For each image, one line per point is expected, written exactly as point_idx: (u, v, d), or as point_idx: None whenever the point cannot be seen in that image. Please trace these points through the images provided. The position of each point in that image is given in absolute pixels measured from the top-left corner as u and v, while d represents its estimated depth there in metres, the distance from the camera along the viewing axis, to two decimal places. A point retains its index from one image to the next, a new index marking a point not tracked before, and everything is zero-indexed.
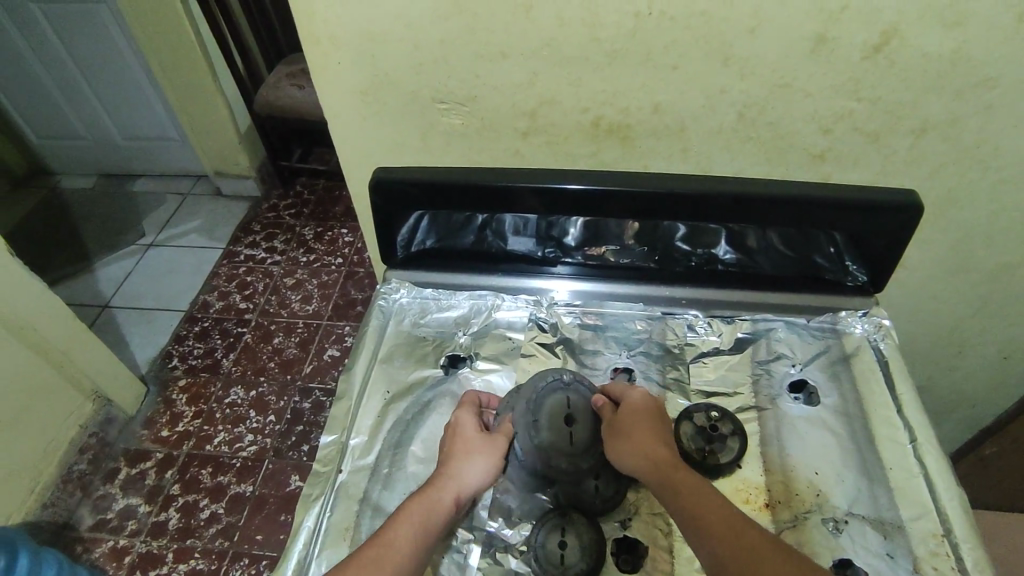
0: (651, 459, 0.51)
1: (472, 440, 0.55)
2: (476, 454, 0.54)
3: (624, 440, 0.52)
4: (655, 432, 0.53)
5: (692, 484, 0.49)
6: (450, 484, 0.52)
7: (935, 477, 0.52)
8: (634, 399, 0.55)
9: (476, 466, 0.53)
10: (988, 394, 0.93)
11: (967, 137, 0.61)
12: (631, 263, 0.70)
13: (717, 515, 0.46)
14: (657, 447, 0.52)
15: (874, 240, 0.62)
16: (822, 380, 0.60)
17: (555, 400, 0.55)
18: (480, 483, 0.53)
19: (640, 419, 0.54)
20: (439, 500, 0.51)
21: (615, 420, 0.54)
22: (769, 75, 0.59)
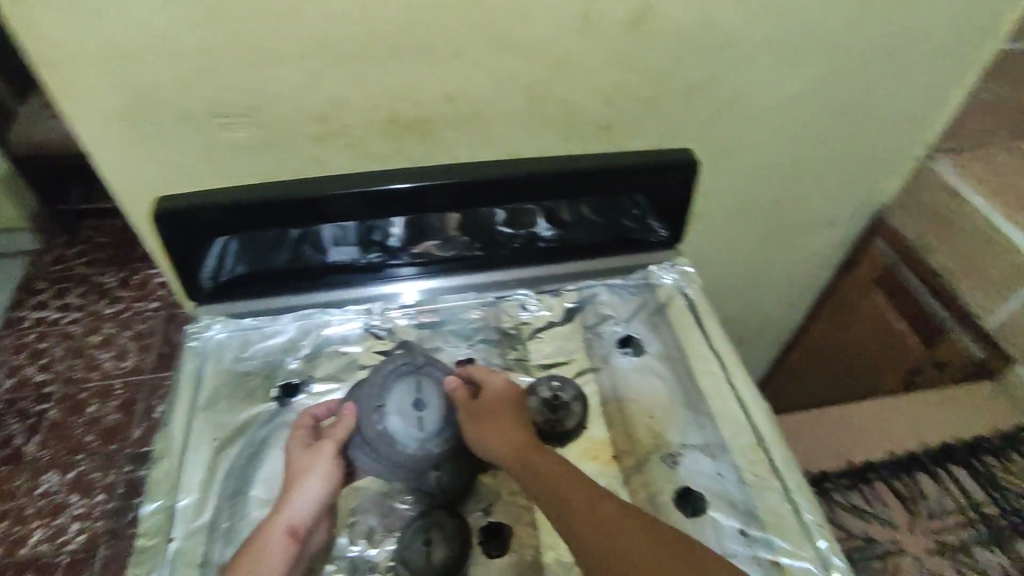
0: (507, 440, 0.52)
1: (299, 467, 0.52)
2: (304, 479, 0.51)
3: (482, 423, 0.53)
4: (512, 415, 0.54)
5: (545, 461, 0.50)
6: (278, 518, 0.49)
7: (744, 396, 0.59)
8: (494, 385, 0.56)
9: (305, 489, 0.51)
10: (784, 316, 1.08)
11: (722, 94, 0.69)
12: (458, 254, 0.69)
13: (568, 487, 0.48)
14: (512, 428, 0.53)
15: (666, 198, 0.68)
16: (644, 332, 0.66)
17: (405, 384, 0.56)
18: (316, 507, 0.51)
19: (498, 404, 0.55)
20: (270, 541, 0.48)
21: (474, 405, 0.55)
22: (548, 55, 0.62)
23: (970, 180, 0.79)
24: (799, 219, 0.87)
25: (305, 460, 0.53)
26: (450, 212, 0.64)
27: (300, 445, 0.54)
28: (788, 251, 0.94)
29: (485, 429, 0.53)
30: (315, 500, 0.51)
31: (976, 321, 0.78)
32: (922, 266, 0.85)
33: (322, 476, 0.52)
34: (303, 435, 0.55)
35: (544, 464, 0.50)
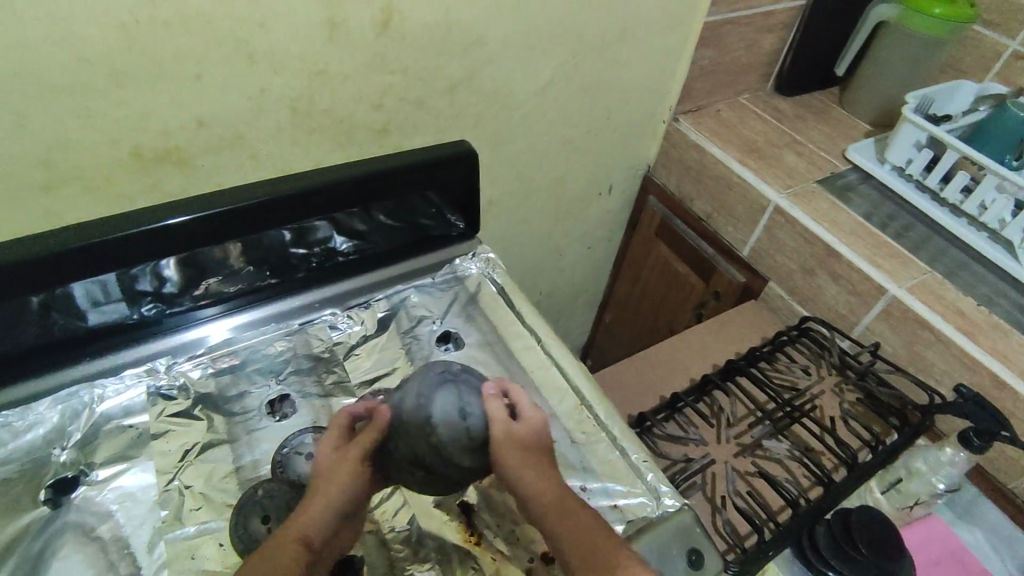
0: (547, 486, 0.49)
1: (338, 463, 0.49)
2: (338, 479, 0.48)
3: (514, 461, 0.49)
4: (541, 456, 0.51)
5: (579, 513, 0.48)
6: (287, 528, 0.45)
7: (562, 363, 0.63)
8: (527, 418, 0.53)
9: (327, 492, 0.47)
10: (591, 279, 1.17)
11: (486, 84, 0.72)
12: (248, 287, 0.65)
13: (596, 532, 0.47)
14: (543, 469, 0.50)
15: (456, 188, 0.70)
16: (461, 324, 0.66)
17: (448, 393, 0.50)
18: (335, 519, 0.47)
19: (531, 438, 0.51)
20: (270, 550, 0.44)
21: (512, 431, 0.51)
22: (302, 66, 0.58)
23: (707, 134, 0.92)
24: (576, 190, 0.96)
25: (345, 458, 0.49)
26: (245, 237, 0.58)
27: (336, 444, 0.51)
28: (579, 220, 1.02)
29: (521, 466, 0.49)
30: (336, 506, 0.47)
31: (734, 250, 0.91)
32: (686, 213, 0.97)
33: (348, 478, 0.48)
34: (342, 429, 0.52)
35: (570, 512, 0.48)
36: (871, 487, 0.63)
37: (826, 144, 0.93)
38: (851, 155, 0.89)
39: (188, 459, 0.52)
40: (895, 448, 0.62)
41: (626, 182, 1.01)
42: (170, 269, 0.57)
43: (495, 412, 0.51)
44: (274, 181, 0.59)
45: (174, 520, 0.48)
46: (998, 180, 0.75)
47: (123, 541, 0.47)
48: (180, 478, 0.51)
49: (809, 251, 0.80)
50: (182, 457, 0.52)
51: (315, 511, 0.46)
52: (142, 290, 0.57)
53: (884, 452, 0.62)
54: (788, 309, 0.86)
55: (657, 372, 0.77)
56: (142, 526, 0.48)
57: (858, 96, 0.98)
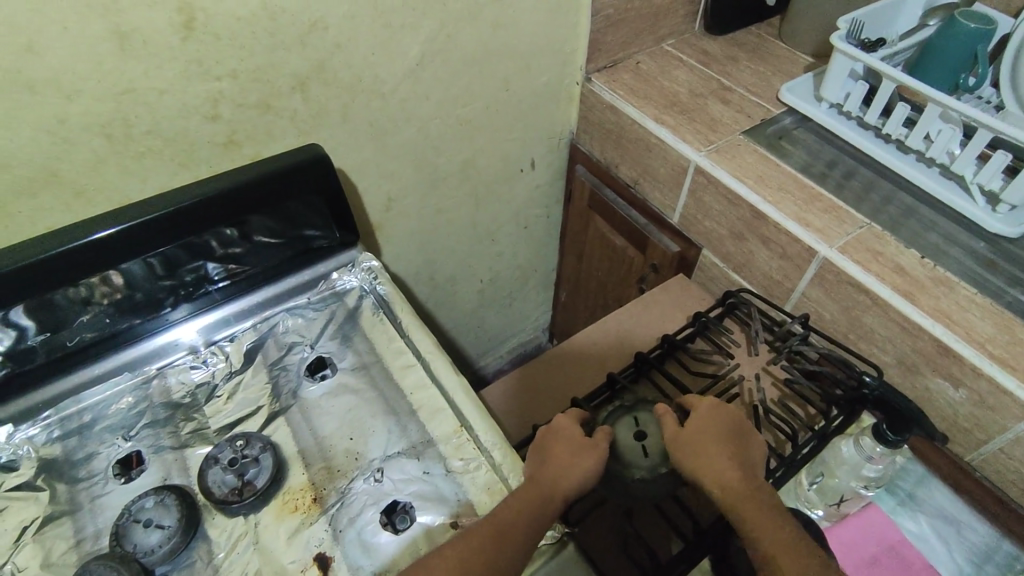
0: (727, 478, 0.49)
1: (573, 431, 0.53)
2: (564, 453, 0.51)
3: (705, 447, 0.50)
4: (732, 442, 0.51)
5: (762, 501, 0.47)
6: (540, 488, 0.48)
7: (443, 381, 0.57)
8: (703, 414, 0.53)
9: (583, 464, 0.50)
10: (537, 258, 1.10)
11: (343, 73, 0.64)
12: (100, 335, 0.59)
13: (767, 526, 0.46)
14: (726, 457, 0.50)
15: (322, 197, 0.64)
16: (335, 348, 0.61)
17: (623, 421, 0.54)
18: (579, 484, 0.49)
19: (716, 427, 0.52)
20: (516, 516, 0.46)
21: (710, 411, 0.53)
22: (101, 87, 0.52)
23: (622, 92, 0.82)
24: (492, 170, 0.88)
25: (576, 434, 0.53)
26: (93, 278, 0.54)
27: (565, 425, 0.54)
28: (504, 201, 0.94)
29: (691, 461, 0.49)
30: (597, 459, 0.50)
31: (665, 218, 0.83)
32: (613, 181, 0.89)
33: (591, 457, 0.50)
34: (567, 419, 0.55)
35: (743, 504, 0.47)
36: (800, 482, 0.64)
37: (758, 86, 0.83)
38: (784, 97, 0.79)
39: (24, 538, 0.48)
40: (825, 433, 0.58)
41: (549, 153, 0.93)
42: (23, 317, 0.52)
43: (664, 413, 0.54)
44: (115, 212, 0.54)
45: None
46: (941, 109, 0.64)
47: None
48: (15, 560, 0.47)
49: (736, 214, 0.72)
50: (18, 537, 0.48)
51: (555, 476, 0.49)
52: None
53: (815, 440, 0.58)
54: (725, 277, 0.78)
55: (573, 367, 0.71)
56: None
57: (796, 26, 0.87)
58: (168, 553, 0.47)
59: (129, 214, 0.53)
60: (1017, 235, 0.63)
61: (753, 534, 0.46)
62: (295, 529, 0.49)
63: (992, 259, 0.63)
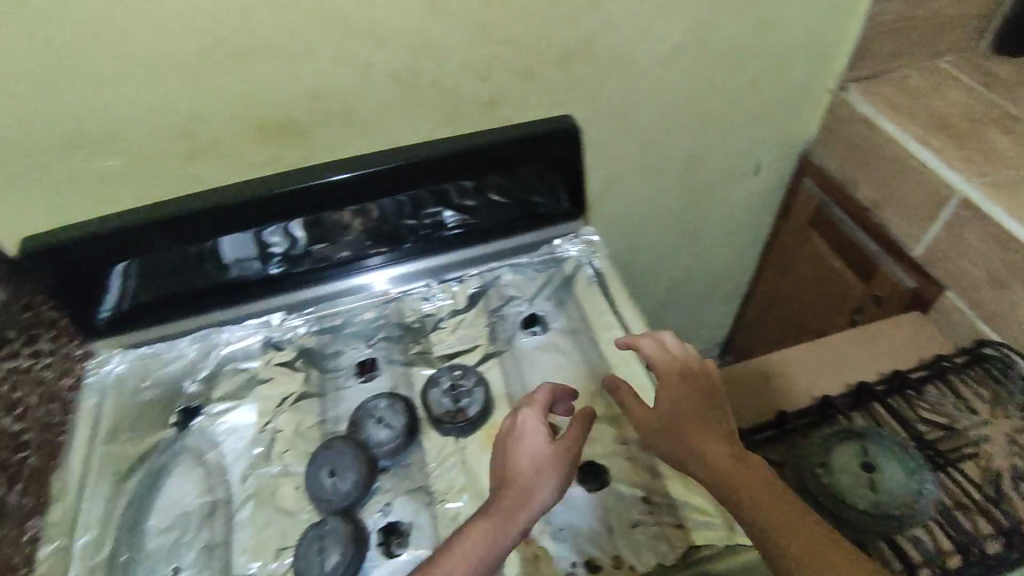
0: (715, 461, 0.48)
1: (532, 428, 0.50)
2: (525, 459, 0.49)
3: (681, 430, 0.50)
4: (705, 422, 0.51)
5: (754, 477, 0.47)
6: (520, 497, 0.46)
7: (649, 362, 0.58)
8: (663, 386, 0.53)
9: (544, 485, 0.47)
10: (734, 268, 1.06)
11: (605, 51, 0.67)
12: (353, 255, 0.68)
13: (782, 511, 0.45)
14: (715, 442, 0.50)
15: (563, 168, 0.68)
16: (550, 309, 0.65)
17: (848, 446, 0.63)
18: (543, 501, 0.47)
19: (690, 412, 0.51)
20: (518, 513, 0.46)
21: (686, 397, 0.52)
22: (405, 41, 0.59)
23: (883, 107, 0.77)
24: (715, 168, 0.87)
25: (537, 433, 0.50)
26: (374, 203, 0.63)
27: (509, 421, 0.51)
28: (717, 202, 0.92)
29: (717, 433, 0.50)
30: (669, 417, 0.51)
31: (906, 249, 0.78)
32: (849, 201, 0.84)
33: (552, 474, 0.48)
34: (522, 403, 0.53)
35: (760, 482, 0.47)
36: None
37: None
38: None
39: (284, 406, 0.58)
40: None
41: (777, 161, 0.89)
42: (297, 232, 0.64)
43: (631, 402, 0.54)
44: (399, 151, 0.63)
45: (266, 457, 0.55)
46: None
47: (222, 469, 0.55)
48: (275, 423, 0.57)
49: None
50: (279, 403, 0.58)
51: (505, 497, 0.47)
52: (273, 250, 0.64)
53: None
54: (970, 326, 0.73)
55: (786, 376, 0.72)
56: (239, 459, 0.55)
57: None
58: (392, 450, 0.54)
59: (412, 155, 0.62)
60: None
61: (781, 529, 0.44)
62: (495, 460, 0.54)
63: None
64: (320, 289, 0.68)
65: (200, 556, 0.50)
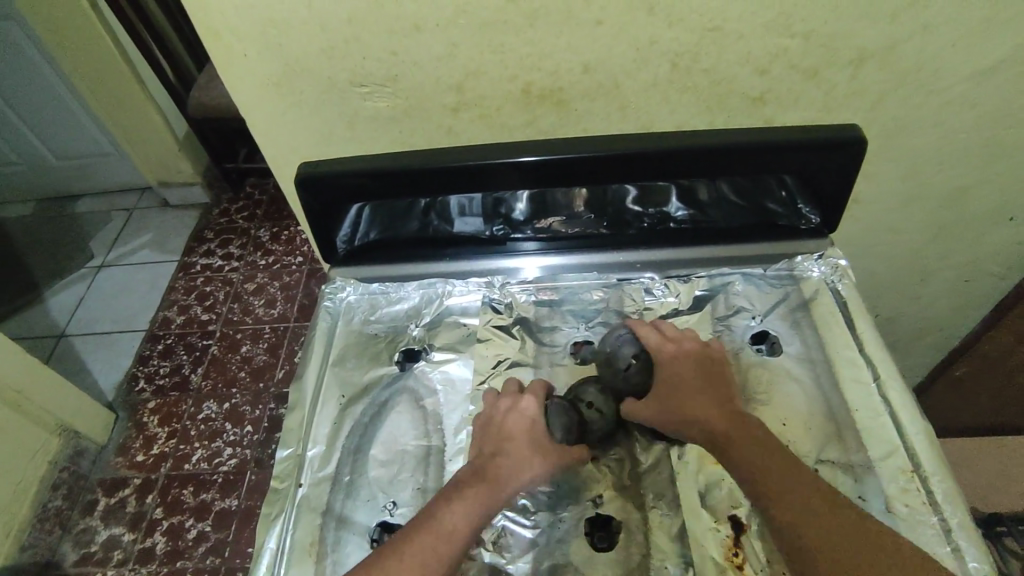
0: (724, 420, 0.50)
1: (503, 414, 0.52)
2: (513, 439, 0.51)
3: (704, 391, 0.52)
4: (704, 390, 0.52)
5: (758, 446, 0.48)
6: (493, 464, 0.49)
7: (900, 414, 0.52)
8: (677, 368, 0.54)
9: (519, 457, 0.50)
10: (956, 319, 0.94)
11: (908, 60, 0.59)
12: (583, 232, 0.68)
13: (804, 499, 0.45)
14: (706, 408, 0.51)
15: (826, 182, 0.60)
16: (783, 329, 0.60)
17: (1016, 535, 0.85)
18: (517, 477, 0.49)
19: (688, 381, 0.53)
20: (483, 480, 0.48)
21: (687, 375, 0.53)
22: (696, 20, 0.56)
23: None
24: (980, 208, 0.76)
25: (512, 407, 0.53)
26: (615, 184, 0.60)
27: (513, 401, 0.53)
28: (967, 245, 0.81)
29: (726, 408, 0.51)
30: (658, 404, 0.52)
31: None
32: None
33: (523, 447, 0.50)
34: (511, 388, 0.54)
35: (775, 466, 0.47)
36: None
37: None
38: None
39: (499, 368, 0.58)
40: None
41: None
42: (522, 202, 0.64)
43: (668, 352, 0.55)
44: (654, 135, 0.59)
45: (478, 416, 0.55)
46: None
47: (438, 417, 0.56)
48: (491, 384, 0.57)
49: None
50: (494, 366, 0.59)
51: (503, 463, 0.49)
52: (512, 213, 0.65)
53: None
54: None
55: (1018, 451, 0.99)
56: (454, 411, 0.56)
57: None
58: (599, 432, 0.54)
59: (670, 140, 0.57)
60: None
61: (839, 525, 0.43)
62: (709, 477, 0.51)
63: None
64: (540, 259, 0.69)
65: (413, 497, 0.52)
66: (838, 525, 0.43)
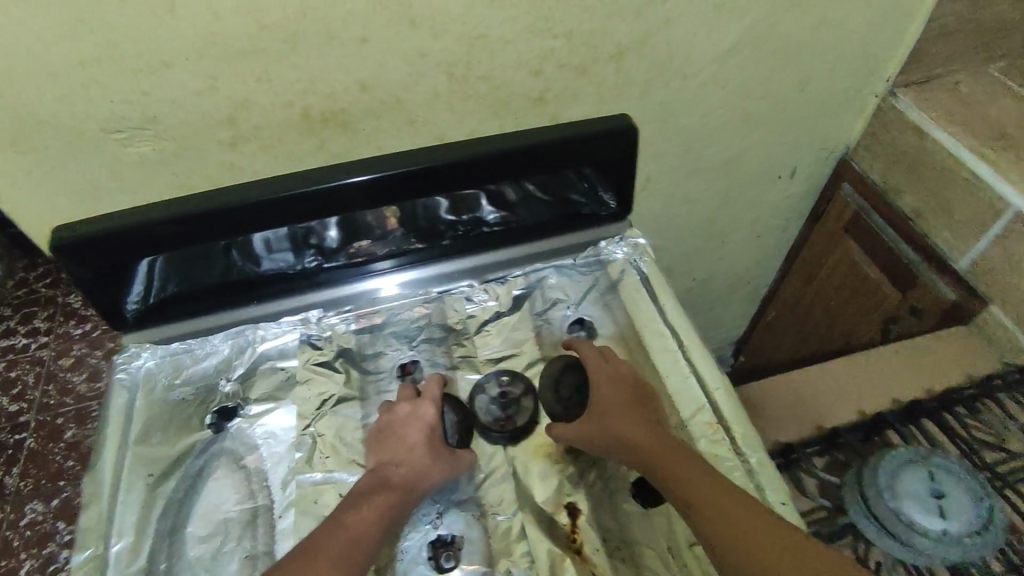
0: (650, 437, 0.50)
1: (401, 421, 0.52)
2: (413, 446, 0.51)
3: (624, 410, 0.52)
4: (632, 408, 0.53)
5: (680, 456, 0.49)
6: (393, 472, 0.50)
7: (702, 373, 0.57)
8: (602, 393, 0.54)
9: (420, 461, 0.50)
10: (758, 270, 1.05)
11: (659, 50, 0.65)
12: (395, 250, 0.66)
13: (720, 501, 0.46)
14: (635, 423, 0.51)
15: (617, 171, 0.64)
16: (596, 313, 0.63)
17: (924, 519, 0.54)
18: (419, 483, 0.49)
19: (618, 400, 0.53)
20: (388, 491, 0.48)
21: (617, 401, 0.53)
22: (461, 30, 0.57)
23: (934, 112, 0.74)
24: (753, 171, 0.85)
25: (408, 415, 0.53)
26: (447, 193, 0.59)
27: (409, 407, 0.53)
28: (751, 205, 0.91)
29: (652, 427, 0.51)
30: (589, 426, 0.52)
31: (946, 260, 0.75)
32: (888, 209, 0.81)
33: (422, 452, 0.51)
34: (408, 395, 0.55)
35: (696, 469, 0.48)
36: None
37: None
38: None
39: (324, 408, 0.56)
40: None
41: (814, 164, 0.87)
42: (332, 230, 0.61)
43: (603, 376, 0.55)
44: (467, 142, 0.59)
45: (307, 463, 0.52)
46: None
47: (262, 474, 0.53)
48: (316, 425, 0.55)
49: None
50: (320, 406, 0.56)
51: (405, 472, 0.49)
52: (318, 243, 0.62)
53: None
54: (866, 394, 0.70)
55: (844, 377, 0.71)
56: (279, 464, 0.53)
57: None
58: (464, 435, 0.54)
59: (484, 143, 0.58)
60: None
61: (736, 519, 0.45)
62: (541, 470, 0.53)
63: None
64: (356, 286, 0.65)
65: (242, 567, 0.48)
66: (744, 522, 0.45)
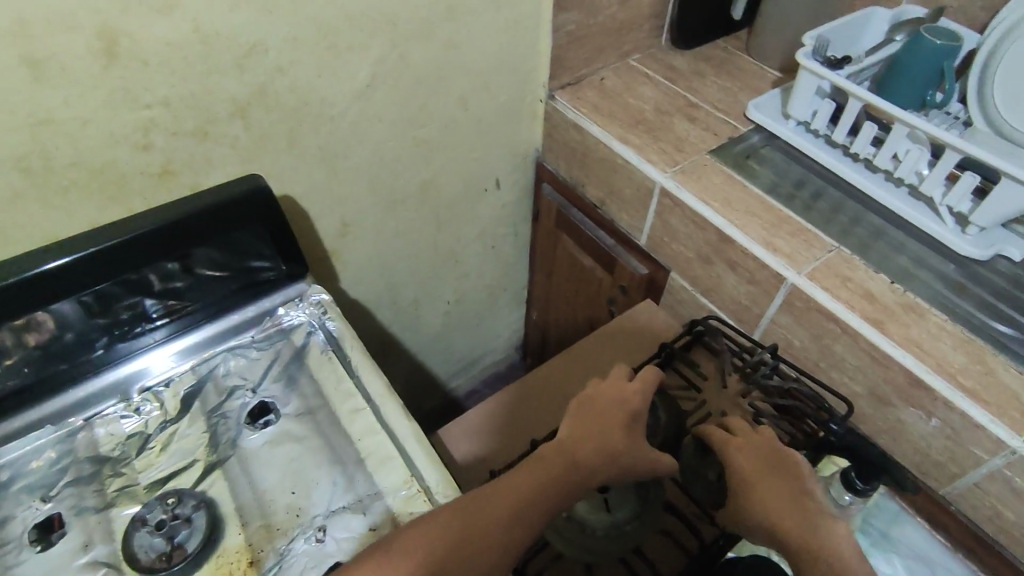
0: (784, 505, 0.52)
1: (631, 390, 0.58)
2: (586, 445, 0.53)
3: (763, 484, 0.54)
4: (764, 471, 0.55)
5: (798, 517, 0.51)
6: (531, 465, 0.51)
7: (392, 424, 0.54)
8: (760, 451, 0.56)
9: (595, 447, 0.53)
10: (506, 278, 1.07)
11: (287, 97, 0.61)
12: (27, 381, 0.53)
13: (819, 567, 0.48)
14: (773, 500, 0.53)
15: (270, 233, 0.59)
16: (279, 392, 0.58)
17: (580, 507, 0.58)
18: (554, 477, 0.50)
19: (754, 465, 0.55)
20: (514, 486, 0.49)
21: (755, 474, 0.55)
22: (11, 119, 0.48)
23: (586, 110, 0.80)
24: (454, 190, 0.85)
25: (629, 398, 0.57)
26: (49, 307, 0.50)
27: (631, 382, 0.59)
28: (469, 222, 0.91)
29: (805, 513, 0.52)
30: (740, 492, 0.54)
31: (631, 239, 0.81)
32: (580, 201, 0.86)
33: (577, 449, 0.53)
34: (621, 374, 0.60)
35: (811, 530, 0.50)
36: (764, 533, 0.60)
37: (726, 103, 0.81)
38: (752, 114, 0.77)
39: None
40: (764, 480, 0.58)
41: (514, 172, 0.90)
42: None
43: (757, 444, 0.56)
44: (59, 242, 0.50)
45: None
46: (909, 129, 0.62)
47: None
48: None
49: (702, 238, 0.70)
50: None
51: (532, 475, 0.50)
52: None
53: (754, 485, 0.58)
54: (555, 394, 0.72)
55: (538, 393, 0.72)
56: None
57: (766, 41, 0.85)
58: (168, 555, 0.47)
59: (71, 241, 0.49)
60: (986, 257, 0.62)
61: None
62: None
63: (963, 285, 0.61)
64: None
65: None
66: None
